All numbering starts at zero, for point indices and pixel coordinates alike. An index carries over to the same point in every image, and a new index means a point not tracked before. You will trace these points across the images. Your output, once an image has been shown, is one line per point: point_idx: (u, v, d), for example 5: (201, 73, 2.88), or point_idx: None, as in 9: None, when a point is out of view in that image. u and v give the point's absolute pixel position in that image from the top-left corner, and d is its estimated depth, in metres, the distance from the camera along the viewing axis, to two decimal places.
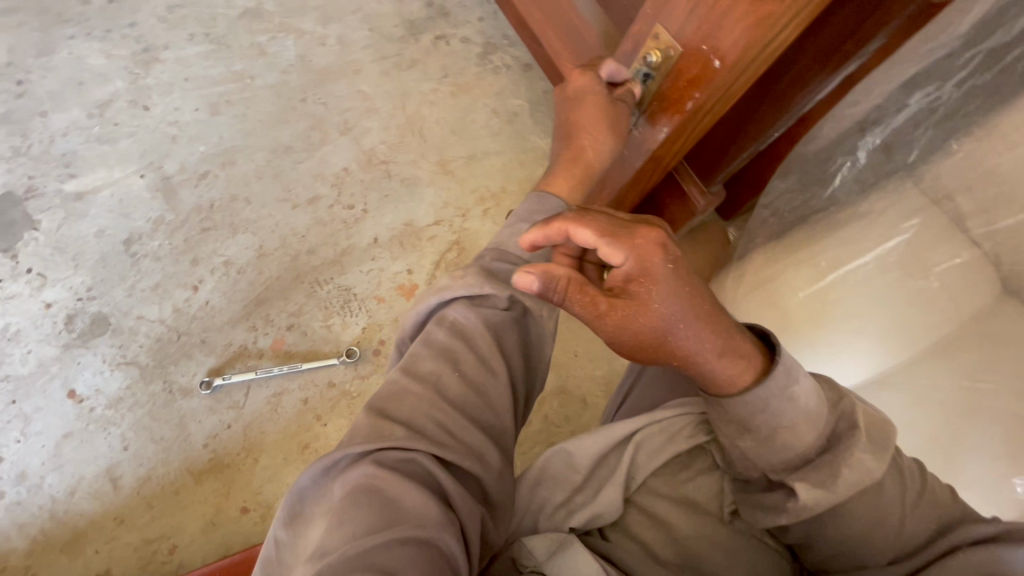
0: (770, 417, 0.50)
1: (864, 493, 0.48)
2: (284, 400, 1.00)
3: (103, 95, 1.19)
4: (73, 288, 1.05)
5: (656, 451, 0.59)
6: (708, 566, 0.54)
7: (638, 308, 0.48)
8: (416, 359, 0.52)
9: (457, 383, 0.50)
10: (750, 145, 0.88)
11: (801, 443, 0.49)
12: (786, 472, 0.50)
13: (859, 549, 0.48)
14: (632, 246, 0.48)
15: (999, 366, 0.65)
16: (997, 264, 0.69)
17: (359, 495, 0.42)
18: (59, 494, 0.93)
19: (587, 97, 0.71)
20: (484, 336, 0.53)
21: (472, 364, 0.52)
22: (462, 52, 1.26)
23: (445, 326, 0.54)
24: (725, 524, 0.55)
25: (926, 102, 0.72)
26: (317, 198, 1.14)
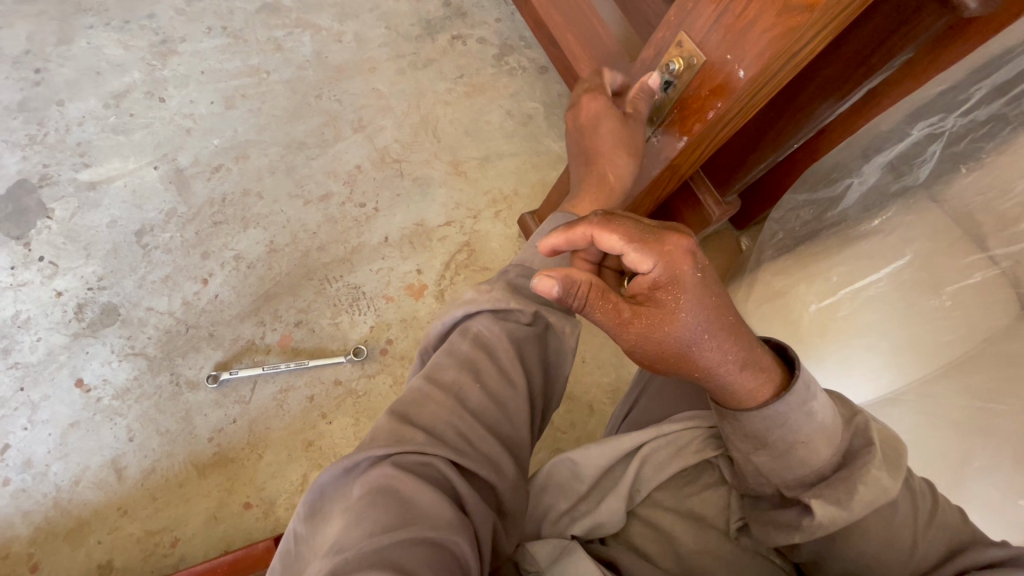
0: (786, 433, 0.49)
1: (877, 511, 0.47)
2: (290, 396, 1.00)
3: (119, 85, 1.19)
4: (84, 278, 1.06)
5: (662, 464, 0.59)
6: None
7: (663, 318, 0.47)
8: (437, 369, 0.51)
9: (478, 394, 0.49)
10: (770, 156, 0.90)
11: (817, 460, 0.48)
12: (801, 488, 0.49)
13: (871, 571, 0.48)
14: (661, 253, 0.47)
15: (1013, 389, 0.63)
16: (1016, 286, 0.66)
17: (377, 494, 0.41)
18: (64, 482, 0.94)
19: (602, 122, 0.71)
20: (506, 349, 0.52)
21: (493, 375, 0.51)
22: (478, 52, 1.26)
23: (468, 337, 0.53)
24: (729, 540, 0.54)
25: (930, 132, 0.73)
26: (329, 195, 1.14)
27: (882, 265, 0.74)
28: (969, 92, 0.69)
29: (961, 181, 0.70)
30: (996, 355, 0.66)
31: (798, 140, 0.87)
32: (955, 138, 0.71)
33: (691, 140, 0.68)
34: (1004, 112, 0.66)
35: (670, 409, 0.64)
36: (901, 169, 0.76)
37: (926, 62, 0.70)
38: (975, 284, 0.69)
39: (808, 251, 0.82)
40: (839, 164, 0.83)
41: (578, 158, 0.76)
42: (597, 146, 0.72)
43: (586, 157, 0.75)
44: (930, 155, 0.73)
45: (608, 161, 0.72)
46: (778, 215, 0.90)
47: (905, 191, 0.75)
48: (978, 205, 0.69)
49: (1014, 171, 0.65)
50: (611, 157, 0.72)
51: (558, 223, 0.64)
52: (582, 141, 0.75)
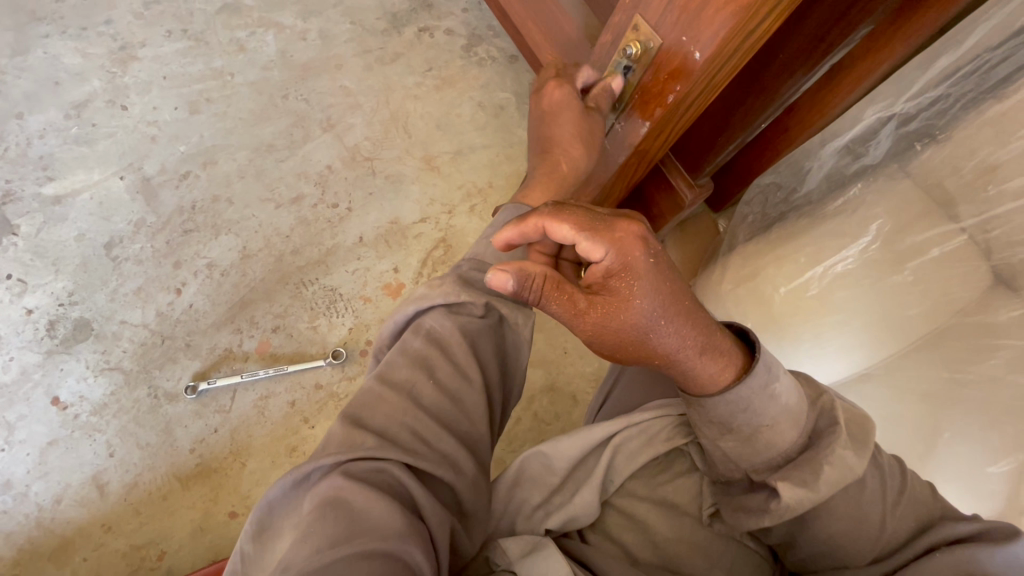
0: (751, 416, 0.49)
1: (846, 490, 0.47)
2: (271, 403, 0.99)
3: (79, 95, 1.16)
4: (55, 294, 1.04)
5: (634, 453, 0.58)
6: (686, 568, 0.54)
7: (619, 305, 0.47)
8: (391, 367, 0.51)
9: (431, 393, 0.50)
10: (739, 136, 0.87)
11: (782, 442, 0.49)
12: (769, 472, 0.49)
13: (844, 548, 0.47)
14: (613, 240, 0.47)
15: (977, 356, 0.66)
16: (987, 255, 0.66)
17: (327, 507, 0.41)
18: (45, 502, 0.92)
19: (563, 110, 0.71)
20: (459, 343, 0.52)
21: (446, 371, 0.51)
22: (446, 44, 1.23)
23: (421, 334, 0.53)
24: (704, 527, 0.55)
25: (881, 115, 0.75)
26: (300, 197, 1.12)
27: (849, 243, 0.75)
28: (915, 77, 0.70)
29: (915, 159, 0.72)
30: (967, 327, 0.67)
31: (766, 119, 0.84)
32: (905, 119, 0.73)
33: (652, 125, 0.68)
34: (948, 92, 0.68)
35: (643, 400, 0.64)
36: (857, 150, 0.78)
37: (887, 36, 0.66)
38: (950, 252, 0.68)
39: (779, 232, 0.83)
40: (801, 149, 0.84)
41: (534, 147, 0.74)
42: (557, 135, 0.71)
43: (542, 147, 0.73)
44: (883, 136, 0.75)
45: (565, 152, 0.71)
46: (749, 197, 0.92)
47: (864, 171, 0.77)
48: (946, 174, 0.69)
49: (979, 138, 0.64)
50: (568, 149, 0.71)
51: (511, 216, 0.63)
52: (542, 130, 0.73)
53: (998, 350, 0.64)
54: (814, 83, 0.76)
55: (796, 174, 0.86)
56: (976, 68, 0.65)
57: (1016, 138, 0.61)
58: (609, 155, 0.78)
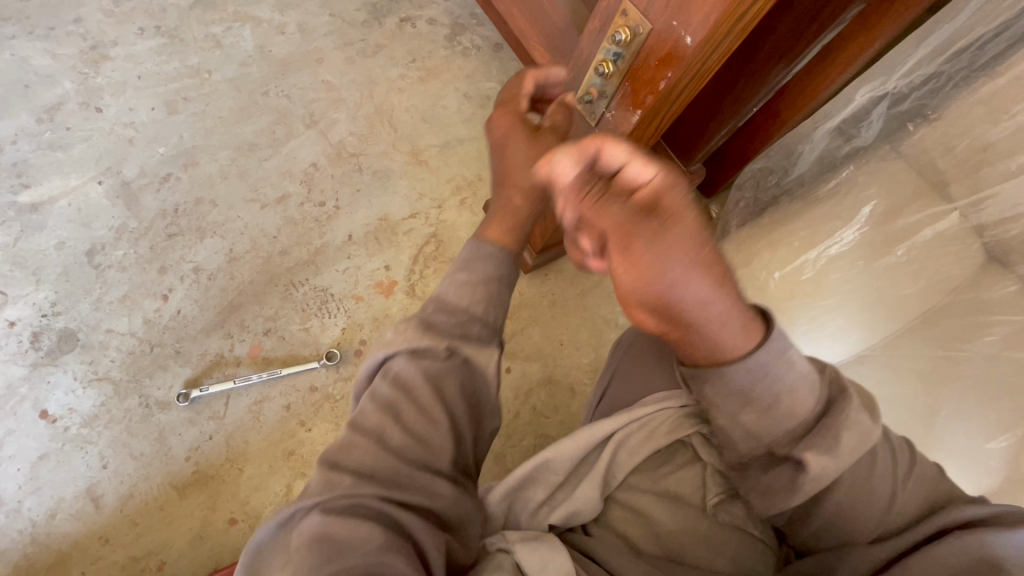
0: (771, 383, 0.46)
1: (858, 462, 0.47)
2: (266, 408, 0.98)
3: (51, 98, 1.13)
4: (37, 304, 1.01)
5: (636, 448, 0.59)
6: (692, 559, 0.53)
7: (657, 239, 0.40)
8: (361, 413, 0.50)
9: (401, 435, 0.49)
10: (730, 121, 0.84)
11: (799, 412, 0.47)
12: (792, 444, 0.48)
13: (850, 524, 0.48)
14: (666, 169, 0.44)
15: (972, 334, 0.67)
16: (980, 235, 0.68)
17: (309, 545, 0.43)
18: (39, 517, 0.91)
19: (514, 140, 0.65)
20: (424, 388, 0.51)
21: (415, 416, 0.50)
22: (428, 34, 1.21)
23: (388, 379, 0.52)
24: (708, 517, 0.55)
25: (873, 95, 0.74)
26: (285, 196, 1.10)
27: (843, 225, 0.74)
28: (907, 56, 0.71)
29: (907, 139, 0.73)
30: (962, 306, 0.68)
31: (757, 104, 0.81)
32: (898, 99, 0.73)
33: (644, 113, 0.66)
34: (942, 69, 0.69)
35: (640, 392, 0.63)
36: (849, 132, 0.77)
37: (880, 14, 0.64)
38: (947, 233, 0.69)
39: (771, 216, 0.81)
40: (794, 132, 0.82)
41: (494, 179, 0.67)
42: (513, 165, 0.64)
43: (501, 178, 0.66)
44: (874, 116, 0.75)
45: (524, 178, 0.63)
46: (741, 182, 0.89)
47: (856, 154, 0.77)
48: (938, 155, 0.70)
49: (971, 117, 0.66)
50: (522, 178, 0.63)
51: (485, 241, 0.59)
52: (497, 160, 0.66)
53: (993, 327, 0.66)
54: (805, 65, 0.74)
55: (787, 156, 0.84)
56: (970, 43, 0.66)
57: (1010, 115, 0.63)
58: None
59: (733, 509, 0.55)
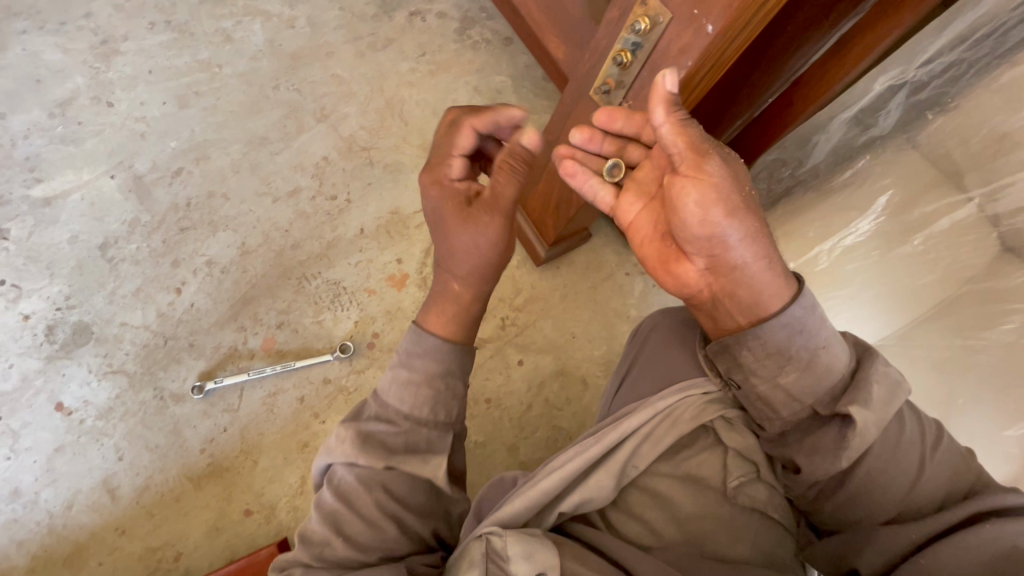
0: (809, 337, 0.52)
1: (886, 428, 0.50)
2: (280, 400, 0.98)
3: (63, 92, 1.13)
4: (51, 298, 1.02)
5: (659, 439, 0.58)
6: (711, 542, 0.54)
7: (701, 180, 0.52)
8: (309, 527, 0.53)
9: (345, 544, 0.51)
10: (746, 112, 0.82)
11: (834, 371, 0.52)
12: (831, 403, 0.51)
13: (877, 493, 0.50)
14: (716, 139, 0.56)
15: (990, 323, 0.66)
16: (995, 224, 0.68)
17: None
18: (56, 508, 0.91)
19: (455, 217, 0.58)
20: (363, 498, 0.52)
21: (358, 526, 0.52)
22: (438, 28, 1.21)
23: (332, 488, 0.53)
24: (728, 501, 0.56)
25: (892, 84, 0.72)
26: (297, 189, 1.10)
27: (859, 215, 0.76)
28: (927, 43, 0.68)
29: (926, 129, 0.73)
30: (980, 295, 0.68)
31: (772, 95, 0.78)
32: (917, 87, 0.71)
33: None
34: (962, 58, 0.67)
35: (659, 381, 0.62)
36: (866, 121, 0.76)
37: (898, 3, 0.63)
38: (963, 222, 0.70)
39: (786, 207, 0.85)
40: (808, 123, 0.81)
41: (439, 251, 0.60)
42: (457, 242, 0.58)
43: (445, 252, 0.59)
44: (892, 106, 0.74)
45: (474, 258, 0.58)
46: (755, 173, 0.89)
47: (872, 143, 0.76)
48: (954, 145, 0.70)
49: (991, 107, 0.65)
50: (460, 266, 0.58)
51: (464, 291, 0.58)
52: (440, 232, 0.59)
53: (1011, 315, 0.65)
54: (824, 53, 0.71)
55: (801, 147, 0.82)
56: (990, 31, 0.64)
57: None
58: None
59: (752, 491, 0.56)
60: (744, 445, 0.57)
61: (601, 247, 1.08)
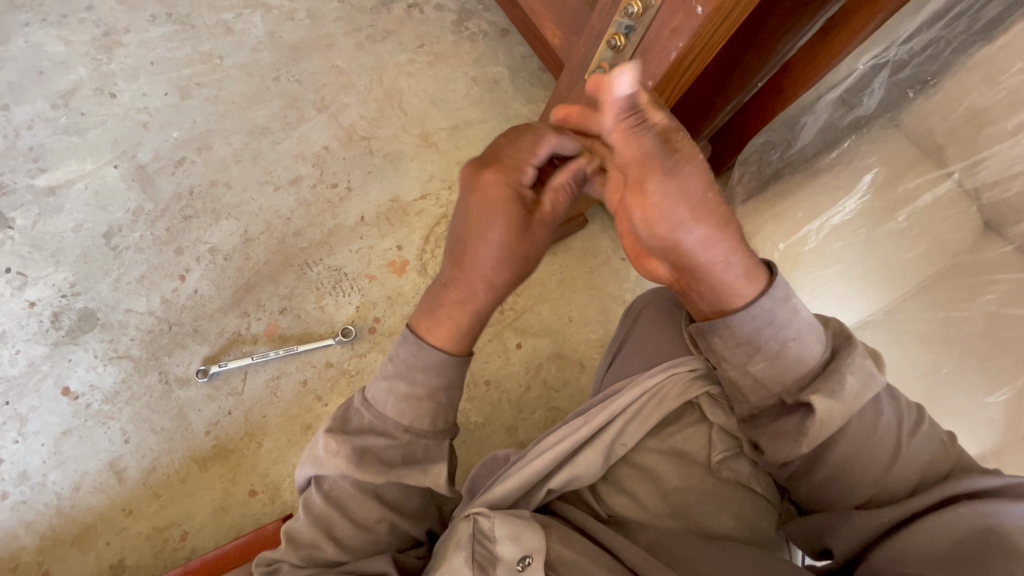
0: (779, 330, 0.52)
1: (861, 415, 0.51)
2: (283, 383, 1.00)
3: (66, 84, 1.14)
4: (56, 285, 1.03)
5: (647, 418, 0.61)
6: (695, 514, 0.58)
7: (645, 189, 0.49)
8: (298, 529, 0.54)
9: (334, 547, 0.53)
10: (737, 96, 0.88)
11: (805, 361, 0.53)
12: (797, 391, 0.53)
13: (851, 483, 0.51)
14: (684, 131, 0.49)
15: (971, 295, 0.70)
16: (976, 199, 0.71)
17: None
18: (64, 490, 0.93)
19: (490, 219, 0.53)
20: (358, 502, 0.54)
21: (348, 530, 0.53)
22: (436, 20, 1.23)
23: (321, 493, 0.54)
24: (713, 474, 0.59)
25: (874, 63, 0.74)
26: (299, 178, 1.12)
27: (845, 195, 0.78)
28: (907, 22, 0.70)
29: (908, 107, 0.75)
30: (963, 268, 0.72)
31: (762, 78, 0.84)
32: (898, 66, 0.74)
33: (657, 84, 0.67)
34: (941, 36, 0.69)
35: (650, 359, 0.65)
36: (851, 101, 0.79)
37: None
38: (943, 196, 0.73)
39: (776, 189, 0.85)
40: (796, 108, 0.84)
41: (455, 248, 0.55)
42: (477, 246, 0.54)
43: (460, 251, 0.55)
44: (876, 85, 0.76)
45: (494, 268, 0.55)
46: (745, 157, 0.89)
47: (858, 124, 0.79)
48: (934, 121, 0.72)
49: (967, 84, 0.68)
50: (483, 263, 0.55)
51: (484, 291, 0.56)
52: (460, 228, 0.55)
53: (993, 286, 0.69)
54: (809, 38, 0.76)
55: (790, 129, 0.85)
56: (967, 7, 0.66)
57: (1010, 75, 0.63)
58: None
59: (736, 467, 0.59)
60: (727, 420, 0.60)
61: (597, 234, 1.10)
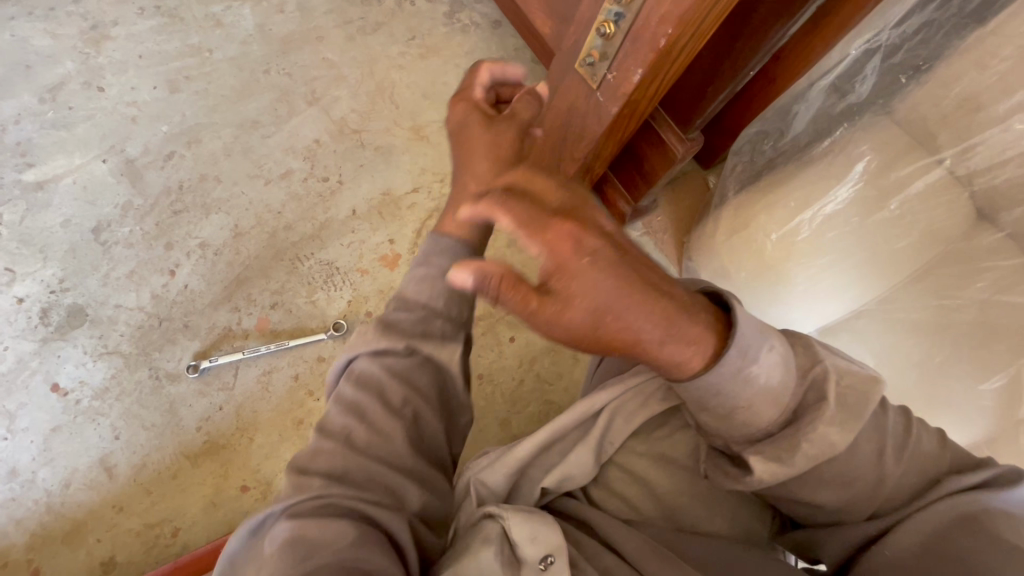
0: (725, 399, 0.51)
1: (831, 461, 0.50)
2: (274, 378, 0.99)
3: (53, 77, 1.13)
4: (45, 281, 1.02)
5: (632, 414, 0.62)
6: (688, 517, 0.60)
7: (543, 323, 0.46)
8: (327, 420, 0.52)
9: (364, 436, 0.50)
10: (728, 86, 0.84)
11: (758, 421, 0.52)
12: (745, 445, 0.53)
13: (840, 508, 0.51)
14: (546, 238, 0.45)
15: (962, 282, 0.71)
16: (968, 183, 0.71)
17: (285, 548, 0.44)
18: (54, 487, 0.92)
19: (472, 127, 0.58)
20: (389, 384, 0.52)
21: (379, 415, 0.51)
22: (428, 12, 1.22)
23: (351, 379, 0.53)
24: (702, 479, 0.60)
25: (867, 48, 0.73)
26: (289, 172, 1.11)
27: (837, 183, 0.77)
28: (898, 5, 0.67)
29: (903, 93, 0.73)
30: (955, 256, 0.73)
31: (754, 66, 0.81)
32: (891, 51, 0.72)
33: (646, 72, 0.66)
34: (935, 18, 0.67)
35: None
36: (843, 88, 0.78)
37: None
38: (936, 183, 0.72)
39: (769, 180, 0.84)
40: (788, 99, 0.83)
41: (455, 161, 0.58)
42: (473, 149, 0.57)
43: (461, 163, 0.58)
44: (868, 72, 0.75)
45: (488, 165, 0.55)
46: (738, 147, 0.91)
47: (851, 111, 0.79)
48: (927, 109, 0.71)
49: (960, 68, 0.66)
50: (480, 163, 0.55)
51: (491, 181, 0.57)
52: (454, 150, 0.59)
53: (985, 273, 0.70)
54: (798, 29, 0.75)
55: (782, 117, 0.85)
56: None
57: (1000, 60, 0.62)
58: (600, 107, 0.76)
59: None
60: None
61: None
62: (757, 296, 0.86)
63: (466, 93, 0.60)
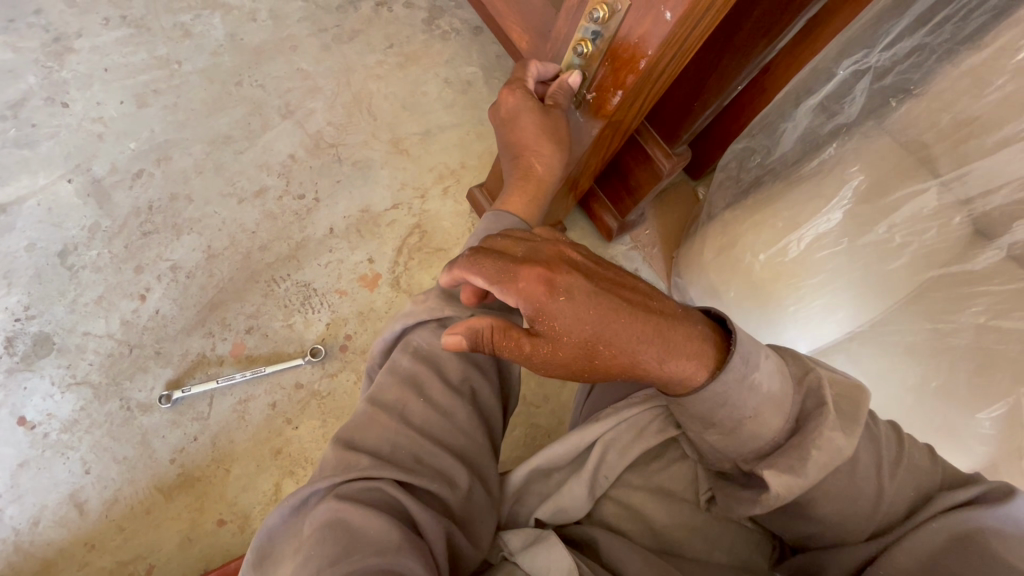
0: (732, 410, 0.50)
1: (837, 472, 0.47)
2: (251, 406, 0.96)
3: (15, 93, 1.08)
4: (9, 309, 0.98)
5: (627, 448, 0.59)
6: (687, 552, 0.56)
7: (542, 361, 0.52)
8: (382, 388, 0.57)
9: (421, 407, 0.56)
10: (716, 100, 0.84)
11: (767, 431, 0.50)
12: (756, 460, 0.51)
13: (838, 528, 0.49)
14: (517, 290, 0.49)
15: (957, 306, 0.68)
16: (967, 205, 0.67)
17: (327, 526, 0.46)
18: (22, 525, 0.89)
19: (520, 116, 0.69)
20: (443, 357, 0.60)
21: (435, 386, 0.57)
22: (406, 18, 1.18)
23: (409, 351, 0.60)
24: (702, 511, 0.57)
25: (856, 69, 0.71)
26: (264, 189, 1.07)
27: (826, 205, 0.75)
28: (890, 25, 0.66)
29: (893, 114, 0.70)
30: (952, 279, 0.69)
31: (742, 81, 0.82)
32: (881, 73, 0.69)
33: (626, 93, 0.64)
34: (925, 42, 0.64)
35: (626, 389, 0.65)
36: (831, 109, 0.75)
37: None
38: (930, 210, 0.68)
39: (757, 198, 0.83)
40: (777, 113, 0.81)
41: (506, 151, 0.74)
42: (524, 139, 0.70)
43: (513, 150, 0.73)
44: (857, 92, 0.72)
45: (537, 154, 0.70)
46: (725, 163, 0.90)
47: (838, 131, 0.75)
48: (924, 131, 0.68)
49: (956, 89, 0.63)
50: (534, 150, 0.70)
51: (549, 168, 0.71)
52: (506, 135, 0.73)
53: (980, 297, 0.66)
54: (787, 43, 0.77)
55: (770, 134, 0.83)
56: (952, 13, 0.61)
57: (995, 87, 0.59)
58: (581, 129, 0.72)
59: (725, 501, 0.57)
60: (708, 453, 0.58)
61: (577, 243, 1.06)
62: (747, 316, 0.83)
63: (517, 80, 0.70)
